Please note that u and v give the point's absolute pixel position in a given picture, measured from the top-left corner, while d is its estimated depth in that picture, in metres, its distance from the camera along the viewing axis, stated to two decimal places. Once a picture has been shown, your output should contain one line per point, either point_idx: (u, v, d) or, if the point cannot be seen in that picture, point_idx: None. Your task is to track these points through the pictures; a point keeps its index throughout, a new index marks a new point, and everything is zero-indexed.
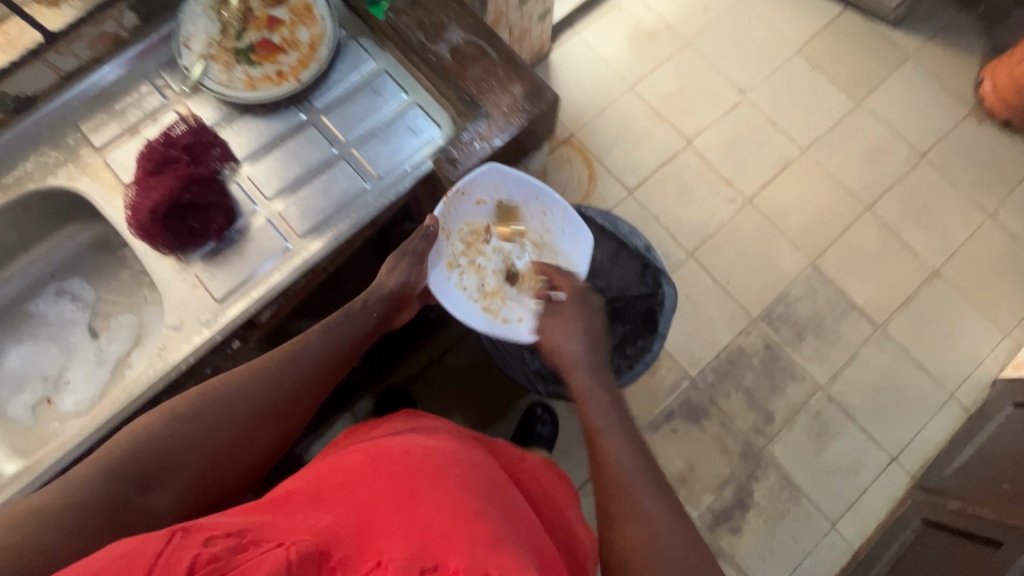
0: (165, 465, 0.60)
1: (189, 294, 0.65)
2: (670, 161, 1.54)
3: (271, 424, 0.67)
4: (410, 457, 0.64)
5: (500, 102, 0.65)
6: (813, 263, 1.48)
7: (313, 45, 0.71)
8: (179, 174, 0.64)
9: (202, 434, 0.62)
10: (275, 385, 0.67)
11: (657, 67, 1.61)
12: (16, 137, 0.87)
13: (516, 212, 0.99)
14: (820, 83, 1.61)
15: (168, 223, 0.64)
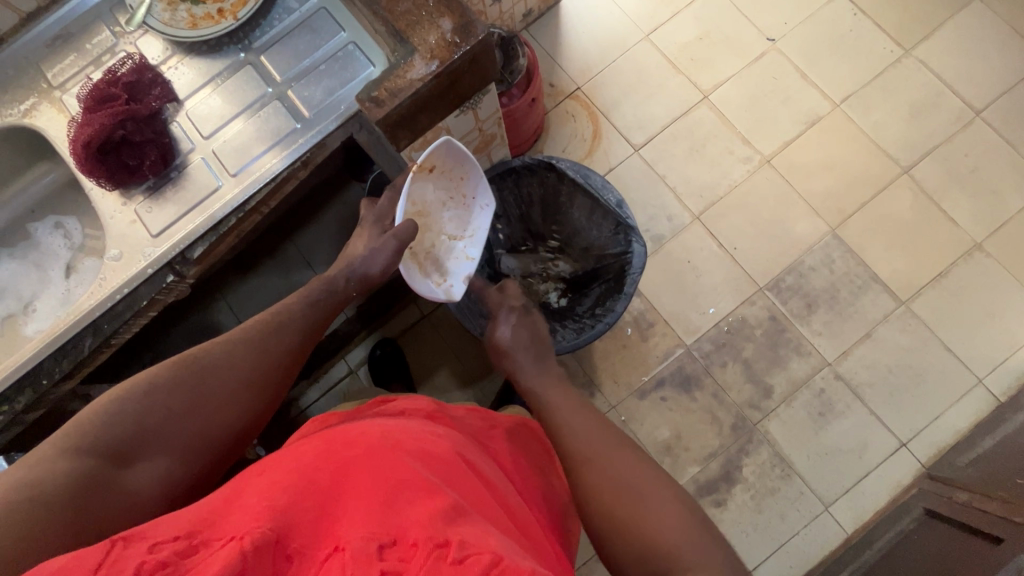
0: (150, 441, 0.55)
1: (128, 229, 0.67)
2: (682, 117, 1.44)
3: (258, 399, 0.64)
4: (370, 438, 0.55)
5: (426, 38, 0.62)
6: (834, 231, 1.36)
7: None
8: (116, 109, 0.66)
9: (188, 410, 0.58)
10: (260, 355, 0.66)
11: (677, 13, 1.49)
12: None
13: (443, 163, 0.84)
14: (863, 29, 1.43)
15: (105, 158, 0.65)
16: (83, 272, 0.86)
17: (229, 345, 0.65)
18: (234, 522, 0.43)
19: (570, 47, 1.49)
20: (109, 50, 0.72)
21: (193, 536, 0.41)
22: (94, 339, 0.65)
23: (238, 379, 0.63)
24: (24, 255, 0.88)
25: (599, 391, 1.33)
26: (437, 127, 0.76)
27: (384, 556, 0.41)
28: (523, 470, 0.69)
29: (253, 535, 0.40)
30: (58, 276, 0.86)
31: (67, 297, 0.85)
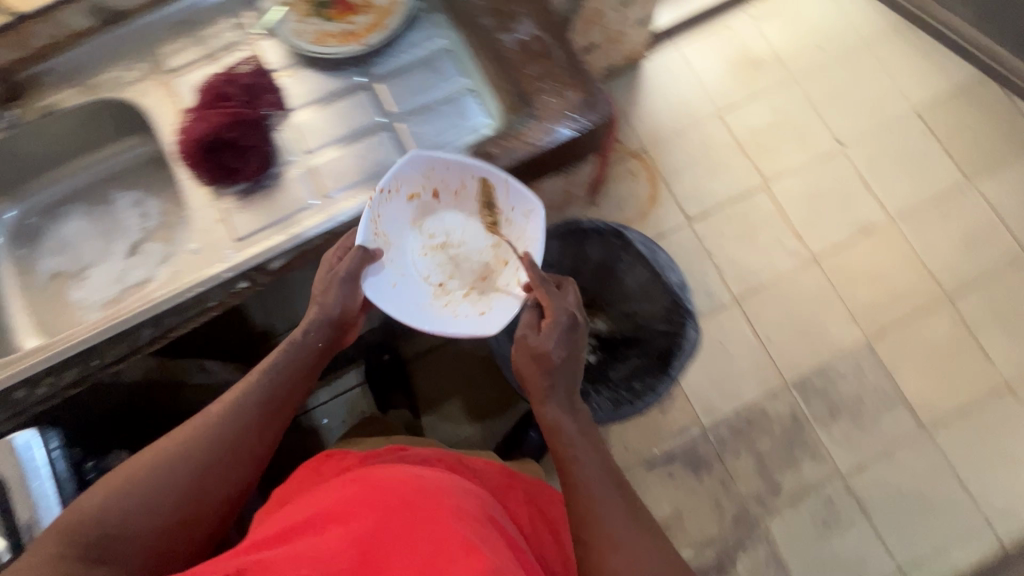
0: (136, 514, 0.57)
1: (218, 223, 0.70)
2: (740, 199, 1.45)
3: (240, 470, 0.64)
4: (402, 483, 0.57)
5: (547, 105, 0.64)
6: (869, 342, 1.36)
7: (384, 15, 0.76)
8: (231, 111, 0.73)
9: (169, 483, 0.59)
10: (244, 423, 0.65)
11: (752, 97, 1.51)
12: (100, 46, 0.81)
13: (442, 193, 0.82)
14: (931, 150, 1.45)
15: (213, 155, 0.72)
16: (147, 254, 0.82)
17: (213, 414, 0.65)
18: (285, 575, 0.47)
19: (644, 107, 1.51)
20: (235, 49, 0.74)
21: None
22: (154, 329, 0.67)
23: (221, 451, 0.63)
24: (100, 220, 0.87)
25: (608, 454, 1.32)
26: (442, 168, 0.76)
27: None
28: (537, 529, 0.68)
29: None
30: (121, 252, 0.82)
31: (123, 276, 0.81)
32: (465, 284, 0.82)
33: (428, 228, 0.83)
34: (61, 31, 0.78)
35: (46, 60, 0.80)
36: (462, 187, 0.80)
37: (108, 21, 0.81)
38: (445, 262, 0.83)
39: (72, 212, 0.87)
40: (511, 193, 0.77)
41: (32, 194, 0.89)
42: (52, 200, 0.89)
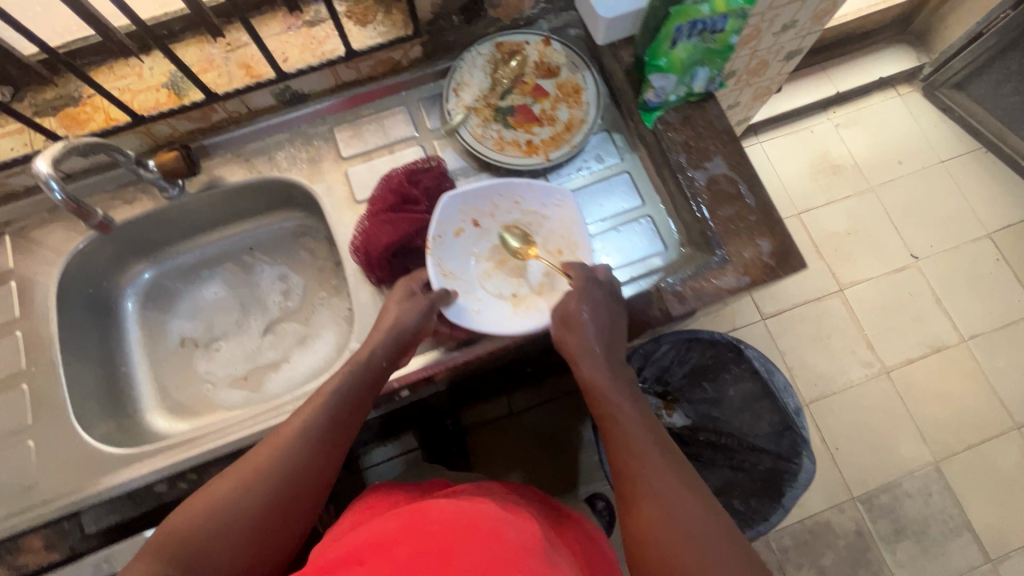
0: (198, 561, 0.51)
1: None
2: (815, 301, 1.45)
3: (297, 512, 0.56)
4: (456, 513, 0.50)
5: (742, 251, 0.62)
6: (937, 464, 1.34)
7: (572, 129, 0.69)
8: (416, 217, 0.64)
9: (227, 523, 0.52)
10: (304, 457, 0.56)
11: (831, 202, 1.54)
12: (273, 127, 0.71)
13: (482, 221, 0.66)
14: (1003, 275, 1.48)
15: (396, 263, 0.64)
16: (281, 336, 0.79)
17: (272, 451, 0.56)
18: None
19: None
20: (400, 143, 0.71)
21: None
22: None
23: (279, 494, 0.54)
24: (238, 289, 0.81)
25: None
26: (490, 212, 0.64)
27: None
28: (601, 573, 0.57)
29: None
30: (255, 330, 0.79)
31: (253, 354, 0.78)
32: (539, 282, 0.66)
33: (490, 249, 0.68)
34: (239, 108, 0.68)
35: (216, 133, 0.70)
36: (494, 206, 0.65)
37: (289, 101, 0.70)
38: (512, 270, 0.67)
39: (205, 276, 0.82)
40: (534, 186, 0.63)
41: (170, 258, 0.82)
42: (186, 263, 0.83)
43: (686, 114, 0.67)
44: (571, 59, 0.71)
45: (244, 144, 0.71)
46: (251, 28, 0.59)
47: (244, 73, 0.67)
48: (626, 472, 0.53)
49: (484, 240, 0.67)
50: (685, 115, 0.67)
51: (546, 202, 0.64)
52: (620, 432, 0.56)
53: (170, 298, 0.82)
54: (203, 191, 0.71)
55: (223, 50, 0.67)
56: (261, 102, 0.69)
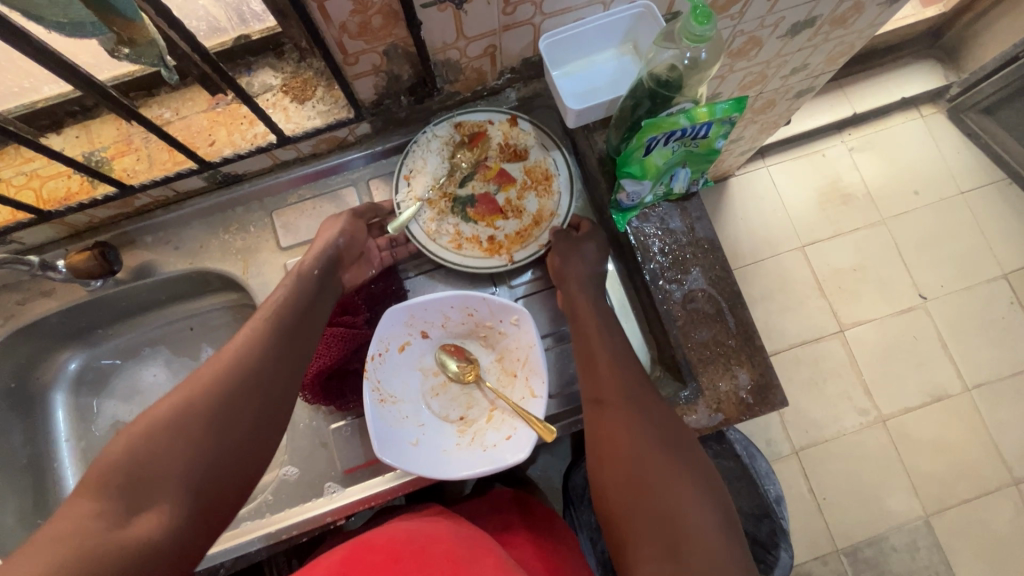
0: (146, 482, 0.51)
1: (318, 448, 0.73)
2: (813, 342, 1.38)
3: (244, 421, 0.58)
4: (392, 544, 0.65)
5: (718, 384, 0.62)
6: (927, 518, 1.30)
7: (537, 222, 0.73)
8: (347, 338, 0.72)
9: (170, 440, 0.53)
10: (238, 368, 0.59)
11: (838, 234, 1.44)
12: (209, 207, 0.74)
13: (432, 332, 0.70)
14: (1015, 320, 1.39)
15: (328, 382, 0.71)
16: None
17: (215, 368, 0.59)
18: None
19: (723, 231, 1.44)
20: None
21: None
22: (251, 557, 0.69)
23: (221, 402, 0.57)
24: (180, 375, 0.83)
25: None
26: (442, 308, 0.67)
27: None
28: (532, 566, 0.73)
29: None
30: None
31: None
32: (490, 403, 0.70)
33: (436, 363, 0.72)
34: (166, 193, 0.71)
35: (143, 219, 0.74)
36: (445, 319, 0.70)
37: (222, 183, 0.73)
38: (461, 385, 0.71)
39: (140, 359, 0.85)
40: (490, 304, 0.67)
41: (102, 342, 0.84)
42: (119, 348, 0.84)
43: (664, 215, 0.66)
44: (540, 142, 0.74)
45: (175, 229, 0.75)
46: (165, 133, 0.60)
47: (169, 159, 0.68)
48: (604, 424, 0.60)
49: (431, 351, 0.72)
50: (662, 217, 0.66)
51: (504, 319, 0.68)
52: (615, 409, 0.61)
53: (105, 381, 0.84)
54: (133, 280, 0.74)
55: (141, 131, 0.68)
56: (191, 185, 0.71)
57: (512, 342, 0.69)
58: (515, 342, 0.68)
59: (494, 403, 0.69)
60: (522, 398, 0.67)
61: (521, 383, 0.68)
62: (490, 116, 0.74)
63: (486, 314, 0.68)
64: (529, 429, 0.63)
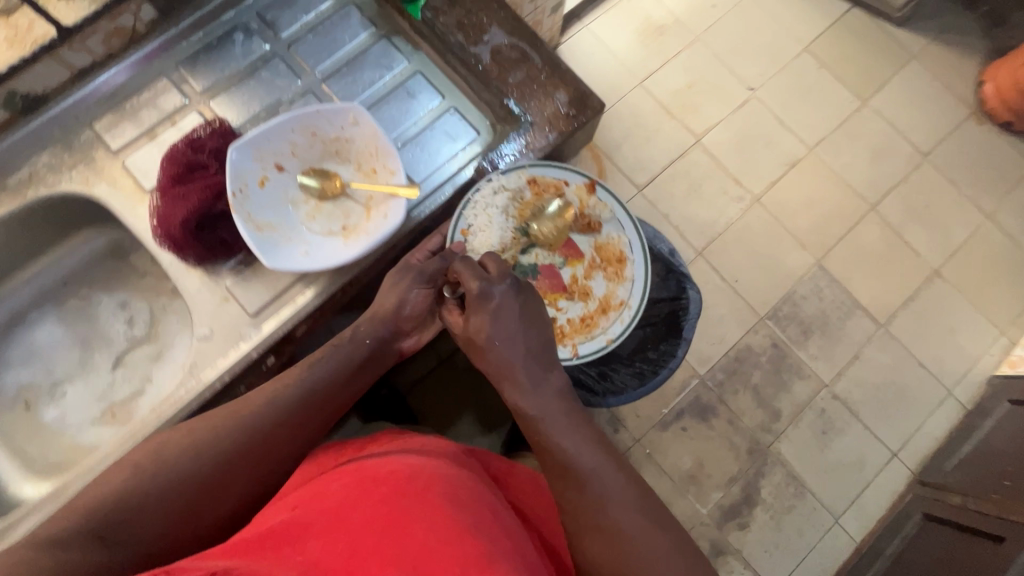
0: (135, 519, 0.60)
1: (220, 306, 0.74)
2: (680, 159, 1.53)
3: (241, 482, 0.68)
4: (391, 474, 0.64)
5: (544, 108, 0.83)
6: (820, 262, 1.50)
7: (601, 307, 0.86)
8: (207, 183, 0.74)
9: (174, 488, 0.63)
10: (253, 435, 0.69)
11: (666, 62, 1.59)
12: (27, 137, 0.79)
13: (281, 164, 0.76)
14: (827, 82, 1.61)
15: (199, 234, 0.72)
16: (131, 364, 0.90)
17: (241, 418, 0.69)
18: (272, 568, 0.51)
19: None
20: (180, 108, 0.82)
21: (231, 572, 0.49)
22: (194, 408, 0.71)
23: (234, 457, 0.67)
24: (79, 330, 0.91)
25: (623, 426, 1.37)
26: (282, 128, 0.73)
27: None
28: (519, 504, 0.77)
29: None
30: (105, 366, 0.90)
31: (108, 390, 0.89)
32: (362, 202, 0.78)
33: (301, 191, 0.78)
34: None
35: None
36: (290, 146, 0.75)
37: (26, 109, 0.78)
38: (332, 202, 0.79)
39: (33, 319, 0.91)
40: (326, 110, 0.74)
41: None
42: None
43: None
44: (612, 223, 0.88)
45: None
46: None
47: None
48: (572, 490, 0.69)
49: (295, 185, 0.78)
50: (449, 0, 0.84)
51: (343, 124, 0.75)
52: (574, 480, 0.69)
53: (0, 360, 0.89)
54: None
55: None
56: None
57: (354, 139, 0.76)
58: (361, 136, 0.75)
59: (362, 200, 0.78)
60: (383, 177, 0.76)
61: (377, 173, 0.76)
62: (566, 179, 0.87)
63: (325, 123, 0.75)
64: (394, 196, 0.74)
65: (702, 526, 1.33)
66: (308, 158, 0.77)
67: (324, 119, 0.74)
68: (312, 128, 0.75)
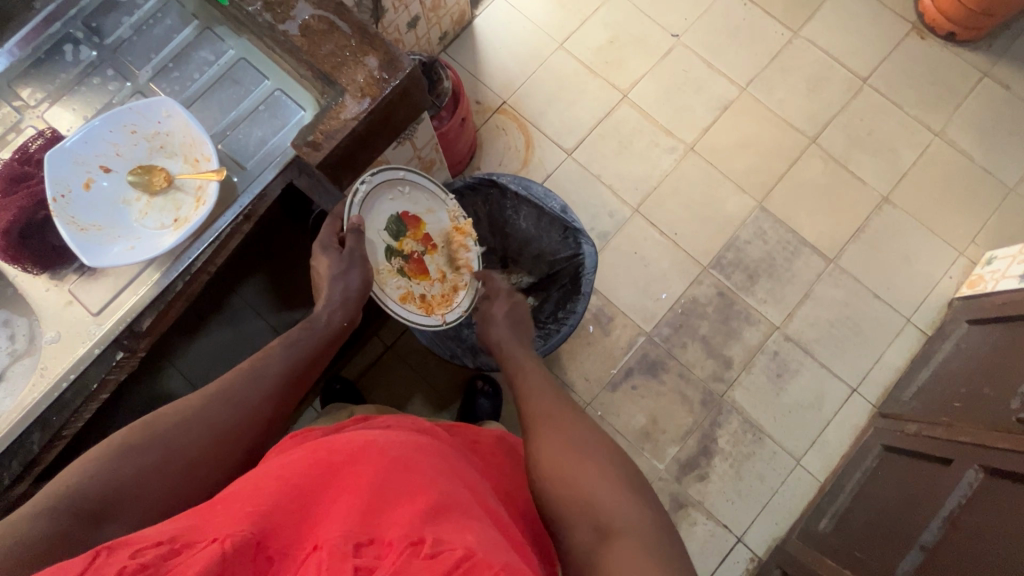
0: (121, 502, 0.52)
1: (65, 309, 0.66)
2: (608, 117, 1.50)
3: (226, 462, 0.60)
4: (358, 441, 0.53)
5: (354, 77, 0.66)
6: (761, 205, 1.46)
7: (454, 289, 0.93)
8: (32, 190, 0.66)
9: (161, 465, 0.55)
10: (239, 409, 0.62)
11: (585, 20, 1.56)
12: None
13: (103, 166, 0.68)
14: (755, 17, 1.56)
15: (27, 243, 0.65)
16: (14, 379, 0.76)
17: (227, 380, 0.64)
18: (215, 524, 0.40)
19: (490, 63, 1.53)
20: (14, 127, 0.71)
21: (178, 540, 0.38)
22: (44, 434, 0.63)
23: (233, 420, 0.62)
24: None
25: (572, 390, 1.36)
26: (94, 127, 0.66)
27: (362, 555, 0.39)
28: (500, 479, 0.68)
29: (236, 536, 0.38)
30: None
31: None
32: (193, 192, 0.68)
33: (132, 190, 0.69)
34: None
35: None
36: (109, 144, 0.67)
37: None
38: (163, 195, 0.69)
39: None
40: (140, 106, 0.67)
41: None
42: None
43: None
44: (461, 232, 0.94)
45: None
46: None
47: None
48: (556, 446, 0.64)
49: (123, 183, 0.69)
50: None
51: (163, 118, 0.67)
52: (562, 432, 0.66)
53: None
54: None
55: None
56: None
57: (174, 130, 0.68)
58: (180, 123, 0.67)
59: (192, 191, 0.68)
60: (204, 165, 0.66)
61: (199, 161, 0.67)
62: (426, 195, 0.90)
63: (143, 119, 0.67)
64: (209, 184, 0.66)
65: (661, 482, 1.32)
66: (131, 155, 0.68)
67: (141, 115, 0.67)
68: (131, 124, 0.67)
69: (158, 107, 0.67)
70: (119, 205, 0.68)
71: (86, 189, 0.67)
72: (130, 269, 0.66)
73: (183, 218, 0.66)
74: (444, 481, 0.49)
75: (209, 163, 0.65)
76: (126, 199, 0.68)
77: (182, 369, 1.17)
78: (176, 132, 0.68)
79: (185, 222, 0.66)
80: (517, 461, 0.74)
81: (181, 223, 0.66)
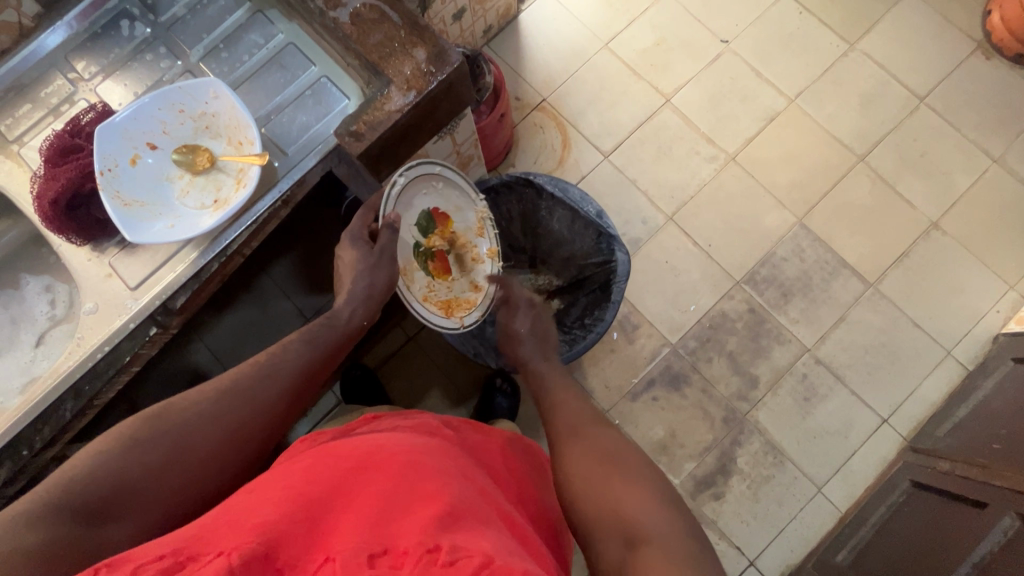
0: (141, 485, 0.53)
1: (104, 282, 0.68)
2: (648, 121, 1.47)
3: (243, 448, 0.61)
4: (364, 448, 0.52)
5: (400, 69, 0.65)
6: (801, 221, 1.41)
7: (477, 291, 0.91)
8: (80, 162, 0.67)
9: (184, 449, 0.56)
10: (260, 395, 0.63)
11: (633, 21, 1.53)
12: None
13: (149, 142, 0.68)
14: (810, 27, 1.50)
15: (73, 214, 0.66)
16: (52, 344, 0.78)
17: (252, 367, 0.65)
18: (222, 538, 0.39)
19: (532, 59, 1.51)
20: (68, 99, 0.73)
21: (183, 554, 0.38)
22: (76, 402, 0.65)
23: (254, 405, 0.62)
24: (5, 307, 0.81)
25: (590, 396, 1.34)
26: (143, 104, 0.67)
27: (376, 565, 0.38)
28: (514, 482, 0.66)
29: (243, 550, 0.38)
30: (28, 343, 0.79)
31: (28, 368, 0.78)
32: (234, 174, 0.68)
33: (175, 168, 0.70)
34: None
35: None
36: (156, 122, 0.68)
37: None
38: (205, 175, 0.70)
39: None
40: (187, 86, 0.67)
41: None
42: None
43: None
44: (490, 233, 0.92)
45: None
46: None
47: None
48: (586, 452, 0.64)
49: (167, 160, 0.70)
50: None
51: (209, 99, 0.68)
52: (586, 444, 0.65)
53: None
54: None
55: None
56: None
57: (219, 112, 0.68)
58: (225, 105, 0.67)
59: (234, 173, 0.68)
60: (246, 150, 0.67)
61: (241, 144, 0.67)
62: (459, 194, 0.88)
63: (189, 99, 0.68)
64: (251, 167, 0.66)
65: None
66: (176, 133, 0.69)
67: (187, 95, 0.68)
68: (177, 103, 0.68)
69: (205, 88, 0.67)
70: (162, 181, 0.69)
71: (131, 165, 0.68)
72: (168, 246, 0.67)
73: (222, 200, 0.67)
74: (456, 487, 0.49)
75: (251, 147, 0.66)
76: (169, 176, 0.69)
77: (209, 345, 1.19)
78: (220, 113, 0.68)
79: (224, 204, 0.67)
80: (529, 463, 0.73)
81: (221, 204, 0.67)
